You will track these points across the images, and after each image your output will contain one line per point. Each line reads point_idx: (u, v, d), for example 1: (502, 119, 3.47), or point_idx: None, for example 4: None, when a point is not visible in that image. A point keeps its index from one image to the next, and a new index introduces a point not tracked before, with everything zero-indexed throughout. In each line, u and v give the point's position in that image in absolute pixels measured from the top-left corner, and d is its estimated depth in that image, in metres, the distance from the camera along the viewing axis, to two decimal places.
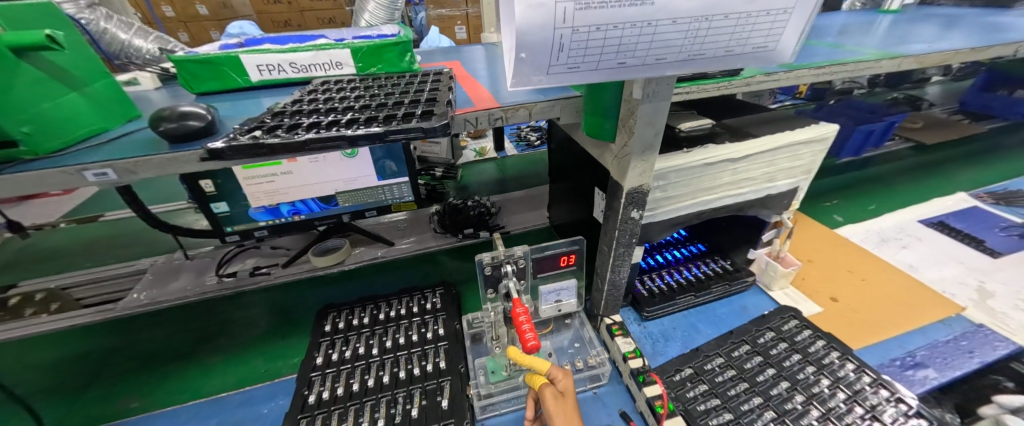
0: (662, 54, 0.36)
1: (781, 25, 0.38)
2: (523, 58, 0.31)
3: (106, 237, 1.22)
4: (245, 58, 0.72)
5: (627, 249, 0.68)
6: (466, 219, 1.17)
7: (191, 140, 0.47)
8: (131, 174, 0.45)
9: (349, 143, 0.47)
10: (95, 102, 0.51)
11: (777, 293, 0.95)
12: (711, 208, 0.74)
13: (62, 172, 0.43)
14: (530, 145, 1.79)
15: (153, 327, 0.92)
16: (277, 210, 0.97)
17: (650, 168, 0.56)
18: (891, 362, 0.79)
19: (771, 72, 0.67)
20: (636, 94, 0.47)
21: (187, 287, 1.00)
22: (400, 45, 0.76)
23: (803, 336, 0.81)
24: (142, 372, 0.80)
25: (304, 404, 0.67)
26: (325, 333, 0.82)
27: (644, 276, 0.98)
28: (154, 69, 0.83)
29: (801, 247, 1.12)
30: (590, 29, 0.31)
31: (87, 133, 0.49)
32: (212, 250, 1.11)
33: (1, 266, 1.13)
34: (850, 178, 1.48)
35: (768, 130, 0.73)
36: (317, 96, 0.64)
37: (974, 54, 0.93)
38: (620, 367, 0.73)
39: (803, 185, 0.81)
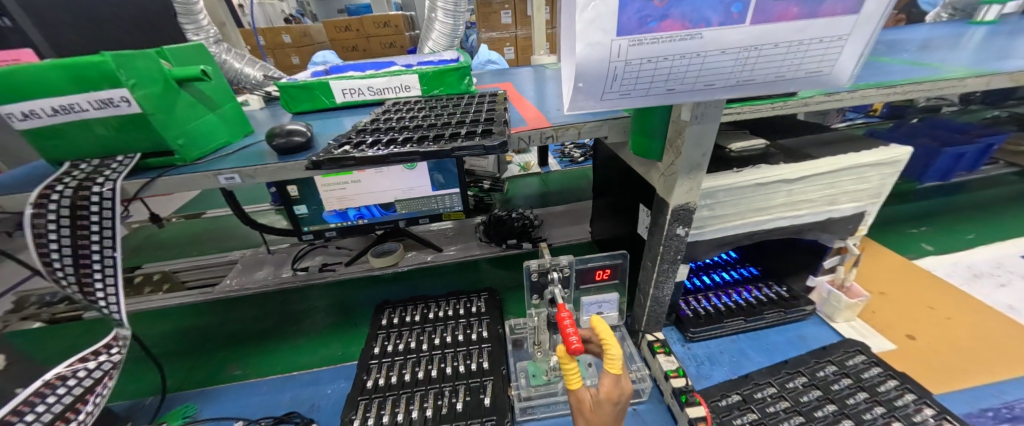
0: (711, 81, 0.38)
1: (837, 51, 0.38)
2: (580, 87, 0.35)
3: (207, 231, 1.44)
4: (333, 83, 0.84)
5: (671, 265, 0.68)
6: (508, 230, 1.22)
7: (296, 152, 0.57)
8: (251, 178, 0.55)
9: (420, 157, 0.54)
10: (226, 121, 0.63)
11: (841, 324, 0.88)
12: (764, 229, 0.72)
13: (203, 175, 0.54)
14: (574, 161, 1.82)
15: (236, 310, 1.06)
16: (345, 214, 1.09)
17: (697, 186, 0.57)
18: (983, 412, 0.69)
19: (833, 92, 0.65)
20: (684, 116, 0.49)
21: (268, 276, 1.14)
22: (460, 70, 0.84)
23: (871, 373, 0.74)
24: (231, 348, 0.93)
25: (363, 388, 0.74)
26: (381, 326, 0.90)
27: (689, 296, 0.96)
28: (260, 92, 0.99)
29: (871, 277, 1.03)
30: (642, 61, 0.34)
31: (219, 144, 0.61)
32: (289, 247, 1.27)
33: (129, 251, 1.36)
34: (934, 205, 1.34)
35: (829, 151, 0.70)
36: (391, 116, 0.73)
37: None
38: (662, 385, 0.73)
39: (870, 210, 0.76)
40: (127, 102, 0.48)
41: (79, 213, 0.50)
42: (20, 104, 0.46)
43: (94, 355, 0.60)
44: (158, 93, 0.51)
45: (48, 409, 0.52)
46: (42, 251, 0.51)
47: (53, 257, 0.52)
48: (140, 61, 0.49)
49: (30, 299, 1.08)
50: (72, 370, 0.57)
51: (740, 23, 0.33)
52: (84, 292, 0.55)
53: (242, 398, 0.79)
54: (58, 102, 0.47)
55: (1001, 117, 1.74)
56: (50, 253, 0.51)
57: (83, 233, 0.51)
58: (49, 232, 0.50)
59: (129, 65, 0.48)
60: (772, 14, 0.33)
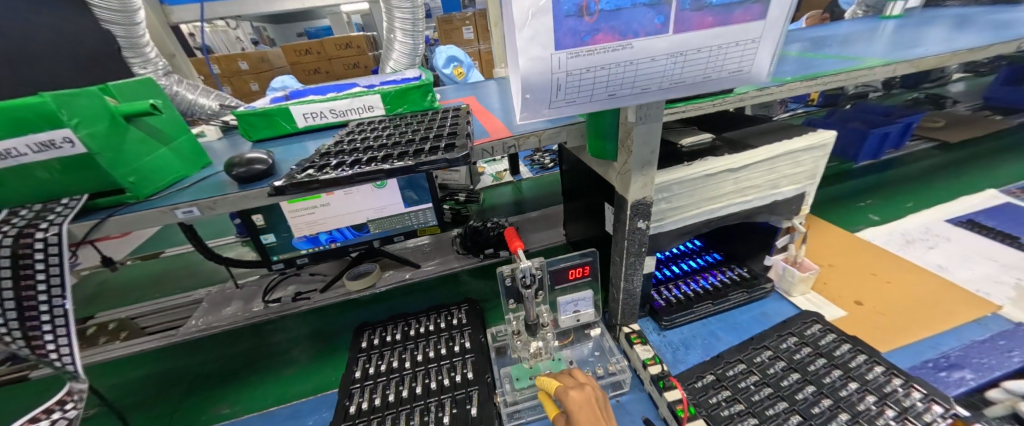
0: (646, 85, 0.41)
1: (752, 52, 0.42)
2: (528, 98, 0.38)
3: (168, 271, 1.37)
4: (293, 108, 0.83)
5: (638, 258, 0.72)
6: (486, 240, 1.22)
7: (257, 180, 0.57)
8: (211, 210, 0.55)
9: (387, 174, 0.55)
10: (179, 154, 0.62)
11: (798, 298, 0.94)
12: (718, 216, 0.77)
13: (159, 211, 0.53)
14: (544, 167, 1.87)
15: (204, 352, 1.01)
16: (316, 239, 1.07)
17: (651, 181, 0.61)
18: (924, 364, 0.77)
19: (764, 87, 0.72)
20: (630, 117, 0.53)
21: (238, 312, 1.10)
22: (422, 87, 0.86)
23: (827, 340, 0.80)
24: (202, 391, 0.89)
25: (347, 414, 0.72)
26: (361, 349, 0.89)
27: (660, 286, 1.00)
28: (217, 122, 0.97)
29: (821, 251, 1.12)
30: (581, 71, 0.38)
31: (175, 179, 0.60)
32: (259, 279, 1.23)
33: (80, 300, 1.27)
34: (871, 181, 1.47)
35: (768, 140, 0.77)
36: (354, 137, 0.74)
37: (975, 54, 0.95)
38: (641, 374, 0.76)
39: (810, 190, 0.83)
40: (71, 143, 0.47)
41: (22, 262, 0.47)
42: None
43: (50, 412, 0.56)
44: (104, 131, 0.50)
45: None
46: None
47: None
48: (85, 99, 0.48)
49: None
50: None
51: (665, 32, 0.37)
52: (32, 348, 0.51)
53: None
54: None
55: (920, 99, 1.93)
56: None
57: (27, 283, 0.49)
58: None
59: (72, 104, 0.46)
60: (691, 23, 0.37)
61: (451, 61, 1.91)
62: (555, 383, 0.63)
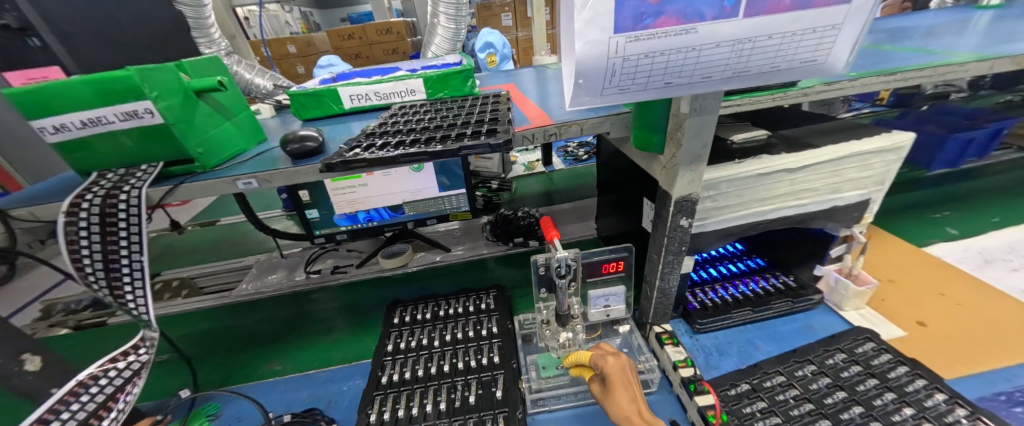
0: (707, 73, 0.39)
1: (829, 40, 0.38)
2: (581, 83, 0.37)
3: (222, 237, 1.48)
4: (341, 90, 0.86)
5: (676, 257, 0.69)
6: (515, 229, 1.24)
7: (309, 157, 0.60)
8: (268, 183, 0.58)
9: (429, 157, 0.55)
10: (241, 129, 0.66)
11: (849, 312, 0.87)
12: (768, 219, 0.72)
13: (223, 181, 0.56)
14: (578, 159, 1.83)
15: (254, 314, 1.10)
16: (355, 217, 1.11)
17: (699, 178, 0.58)
18: (994, 396, 0.69)
19: (833, 81, 0.65)
20: (683, 109, 0.50)
21: (282, 280, 1.18)
22: (463, 73, 0.87)
23: (881, 360, 0.74)
24: (250, 349, 0.96)
25: (379, 384, 0.76)
26: (393, 324, 0.93)
27: (695, 288, 0.96)
28: (271, 101, 1.03)
29: (880, 265, 1.03)
30: (639, 57, 0.36)
31: (236, 152, 0.64)
32: (302, 251, 1.30)
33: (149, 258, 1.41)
34: (945, 192, 1.32)
35: (831, 140, 0.71)
36: (397, 119, 0.75)
37: None
38: (671, 375, 0.73)
39: (875, 197, 0.76)
40: (151, 114, 0.51)
41: (108, 219, 0.52)
42: (49, 119, 0.49)
43: (125, 355, 0.63)
44: (179, 105, 0.53)
45: (73, 416, 0.54)
46: (74, 258, 0.53)
47: (84, 263, 0.54)
48: (162, 74, 0.51)
49: (56, 307, 1.12)
50: (103, 370, 0.60)
51: (734, 16, 0.34)
52: (114, 295, 0.56)
53: (263, 395, 0.82)
54: (86, 116, 0.50)
55: (1014, 101, 1.70)
56: (82, 259, 0.54)
57: (111, 239, 0.54)
58: (81, 239, 0.52)
59: (152, 79, 0.50)
60: (765, 7, 0.34)
61: (486, 47, 1.91)
62: (588, 350, 0.65)
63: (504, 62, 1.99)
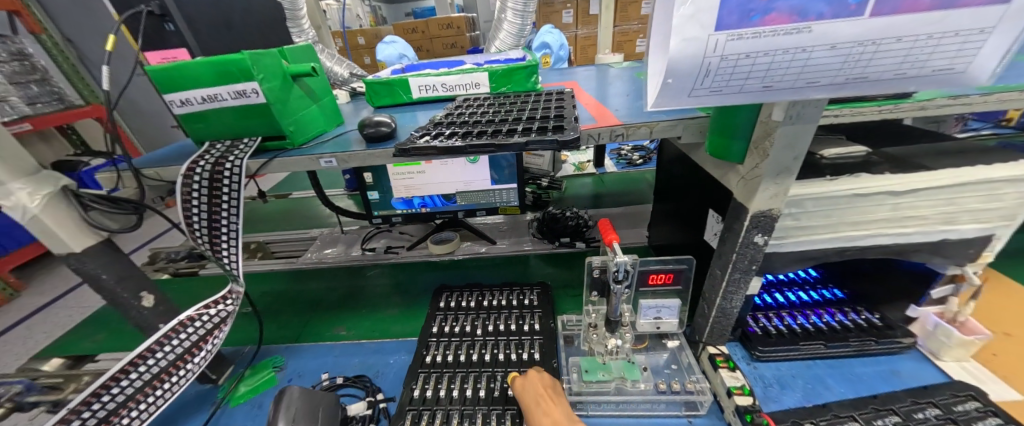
0: (815, 77, 0.35)
1: (976, 46, 0.33)
2: (670, 83, 0.34)
3: (293, 209, 1.63)
4: (412, 80, 0.90)
5: (743, 276, 0.64)
6: (562, 228, 1.23)
7: (383, 141, 0.63)
8: (345, 163, 0.62)
9: (496, 149, 0.56)
10: (325, 112, 0.71)
11: (948, 363, 0.75)
12: (858, 246, 0.65)
13: (308, 158, 0.61)
14: (632, 163, 1.76)
15: (315, 281, 1.20)
16: (411, 202, 1.16)
17: (784, 192, 0.53)
18: None
19: (962, 94, 0.56)
20: (775, 116, 0.46)
21: (341, 254, 1.27)
22: (528, 68, 0.87)
23: (987, 423, 0.63)
24: (311, 314, 1.05)
25: (423, 362, 0.79)
26: (439, 308, 0.96)
27: (758, 312, 0.88)
28: (346, 88, 1.10)
29: (991, 313, 0.87)
30: (739, 57, 0.33)
31: (318, 133, 0.69)
32: (359, 229, 1.39)
33: None
34: None
35: (950, 162, 0.61)
36: (463, 111, 0.77)
37: None
38: (723, 401, 0.68)
39: (1000, 233, 0.65)
40: (256, 93, 0.57)
41: (215, 185, 0.59)
42: (177, 94, 0.56)
43: (216, 303, 0.70)
44: (278, 87, 0.59)
45: (163, 357, 0.63)
46: (187, 214, 0.61)
47: (193, 219, 0.61)
48: (267, 58, 0.57)
49: (161, 254, 1.29)
50: (198, 314, 0.67)
51: (860, 15, 0.30)
52: (212, 251, 0.64)
53: (320, 356, 0.89)
54: (205, 92, 0.57)
55: None
56: (192, 216, 0.61)
57: (215, 202, 0.60)
58: (193, 200, 0.60)
59: (259, 62, 0.55)
60: (898, 5, 0.30)
61: (542, 47, 1.87)
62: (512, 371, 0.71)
63: (557, 63, 1.94)
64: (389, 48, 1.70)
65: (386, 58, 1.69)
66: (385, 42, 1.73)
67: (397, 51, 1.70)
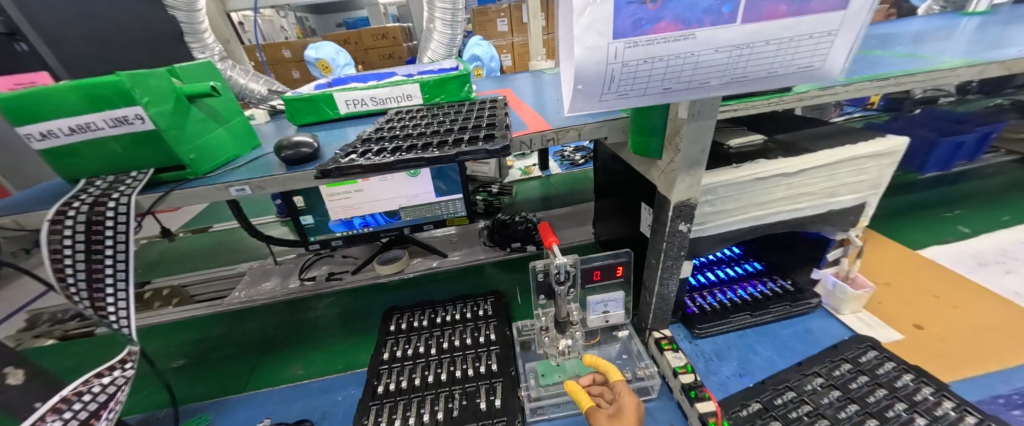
0: (705, 78, 0.39)
1: (826, 46, 0.38)
2: (580, 89, 0.36)
3: (217, 244, 1.47)
4: (336, 95, 0.85)
5: (675, 262, 0.69)
6: (513, 233, 1.23)
7: (304, 162, 0.59)
8: (261, 189, 0.57)
9: (427, 163, 0.55)
10: (235, 133, 0.65)
11: (847, 316, 0.87)
12: (765, 223, 0.73)
13: (215, 188, 0.55)
14: (575, 163, 1.83)
15: (245, 321, 1.09)
16: (351, 223, 1.10)
17: (698, 182, 0.58)
18: (993, 399, 0.67)
19: (829, 86, 0.65)
20: (682, 114, 0.50)
21: (276, 287, 1.17)
22: (460, 78, 0.86)
23: (885, 368, 0.72)
24: (241, 360, 0.95)
25: (375, 393, 0.75)
26: (390, 332, 0.92)
27: (694, 293, 0.96)
28: (265, 107, 1.01)
29: (873, 267, 1.01)
30: (638, 63, 0.36)
31: (228, 158, 0.63)
32: (296, 257, 1.29)
33: (149, 264, 1.39)
34: (952, 191, 1.29)
35: (827, 144, 0.72)
36: (394, 124, 0.74)
37: None
38: (671, 381, 0.72)
39: (871, 201, 0.77)
40: (141, 120, 0.50)
41: (95, 227, 0.51)
42: (36, 125, 0.48)
43: (111, 370, 0.61)
44: (170, 111, 0.53)
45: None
46: (56, 268, 0.51)
47: (66, 273, 0.52)
48: (154, 80, 0.50)
49: (42, 316, 1.12)
50: (86, 386, 0.57)
51: (732, 22, 0.34)
52: (94, 308, 0.55)
53: (257, 405, 0.81)
54: (75, 121, 0.49)
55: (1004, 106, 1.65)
56: (65, 269, 0.52)
57: (97, 247, 0.52)
58: (65, 249, 0.51)
59: (144, 85, 0.49)
60: (762, 13, 0.34)
61: (472, 60, 1.88)
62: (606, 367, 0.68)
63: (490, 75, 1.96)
64: (323, 48, 1.60)
65: (326, 56, 1.60)
66: (313, 46, 1.61)
67: (334, 48, 1.63)
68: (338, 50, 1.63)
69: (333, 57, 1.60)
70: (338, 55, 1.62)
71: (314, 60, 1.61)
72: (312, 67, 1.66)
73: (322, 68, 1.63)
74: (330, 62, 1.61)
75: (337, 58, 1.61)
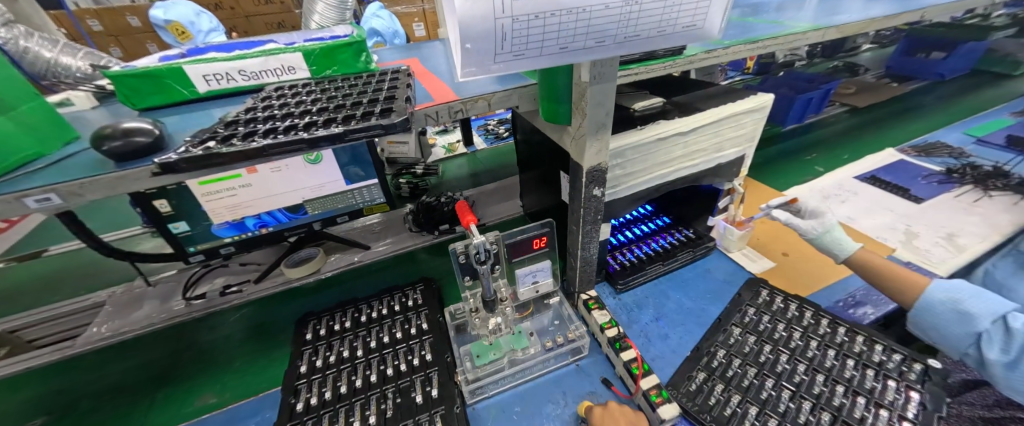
0: (600, 37, 0.38)
1: (706, 3, 0.39)
2: (469, 48, 0.33)
3: (62, 271, 1.17)
4: (190, 69, 0.69)
5: (593, 226, 0.71)
6: (440, 216, 1.15)
7: (141, 156, 0.47)
8: (77, 196, 0.44)
9: (309, 146, 0.47)
10: (26, 127, 0.49)
11: (736, 253, 1.01)
12: (669, 181, 0.78)
13: (2, 201, 0.41)
14: (498, 137, 1.80)
15: (117, 361, 0.90)
16: (242, 225, 0.94)
17: (606, 146, 0.59)
18: (836, 304, 0.84)
19: (712, 49, 0.70)
20: (584, 76, 0.50)
21: (154, 314, 0.94)
22: (353, 45, 0.75)
23: (778, 304, 0.82)
24: (115, 409, 0.79)
25: (293, 412, 0.67)
26: (306, 341, 0.82)
27: (615, 252, 1.02)
28: (89, 87, 0.79)
29: (754, 209, 1.17)
30: (529, 17, 0.33)
31: (23, 159, 0.48)
32: (176, 273, 1.06)
33: None
34: (807, 140, 1.54)
35: (713, 103, 0.78)
36: (272, 102, 0.63)
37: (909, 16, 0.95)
38: (599, 337, 0.77)
39: (749, 152, 0.87)
40: None
41: None
42: None
43: None
44: None
45: None
46: None
47: None
48: None
49: None
50: None
51: None
52: None
53: None
54: None
55: (839, 66, 2.00)
56: None
57: None
58: None
59: None
60: None
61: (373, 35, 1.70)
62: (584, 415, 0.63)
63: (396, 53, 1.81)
64: (176, 8, 1.32)
65: (180, 16, 1.31)
66: (162, 5, 1.32)
67: (193, 8, 1.36)
68: (199, 12, 1.37)
69: (191, 19, 1.34)
70: (199, 18, 1.36)
71: (163, 22, 1.31)
72: (161, 31, 1.34)
73: (175, 32, 1.33)
74: (187, 25, 1.33)
75: (198, 22, 1.35)
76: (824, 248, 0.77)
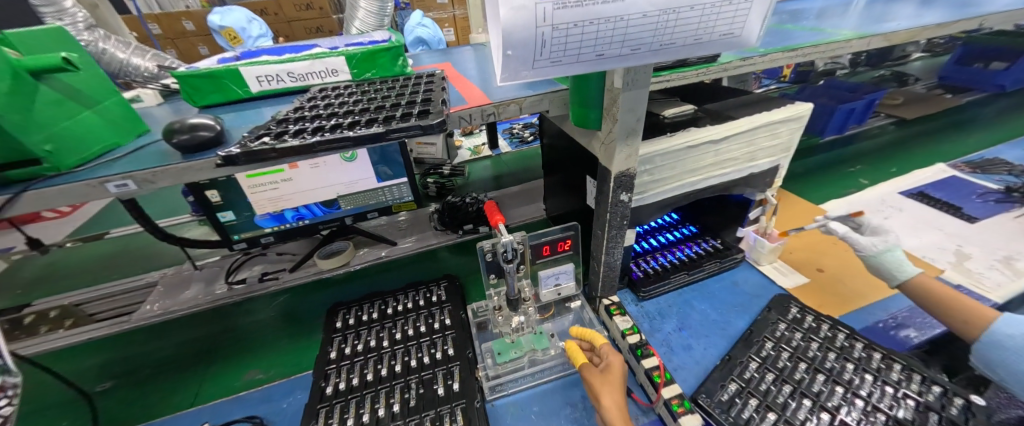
0: (636, 45, 0.39)
1: (744, 12, 0.39)
2: (510, 55, 0.35)
3: (119, 253, 1.27)
4: (245, 70, 0.75)
5: (619, 231, 0.72)
6: (464, 216, 1.17)
7: (204, 149, 0.51)
8: (150, 183, 0.49)
9: (354, 144, 0.50)
10: (107, 120, 0.55)
11: (766, 267, 0.98)
12: (697, 189, 0.78)
13: (87, 185, 0.47)
14: (523, 141, 1.82)
15: (165, 337, 0.97)
16: (282, 217, 0.99)
17: (635, 152, 0.59)
18: (874, 325, 0.80)
19: (748, 57, 0.69)
20: (617, 83, 0.50)
21: (200, 295, 1.01)
22: (392, 50, 0.79)
23: (810, 322, 0.79)
24: (162, 380, 0.85)
25: (323, 395, 0.71)
26: (337, 329, 0.86)
27: (638, 259, 1.01)
28: (155, 86, 0.87)
29: (786, 221, 1.13)
30: (569, 25, 0.34)
31: (104, 148, 0.53)
32: (220, 259, 1.14)
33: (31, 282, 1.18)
34: (847, 152, 1.47)
35: (747, 112, 0.77)
36: (317, 102, 0.67)
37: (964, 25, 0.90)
38: (620, 343, 0.77)
39: (783, 162, 0.85)
40: None
41: None
42: None
43: None
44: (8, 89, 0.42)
45: None
46: None
47: None
48: None
49: None
50: None
51: None
52: None
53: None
54: None
55: (885, 75, 1.90)
56: None
57: None
58: None
59: None
60: None
61: (417, 43, 1.76)
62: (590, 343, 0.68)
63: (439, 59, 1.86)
64: (230, 15, 1.42)
65: (233, 23, 1.41)
66: (219, 11, 1.43)
67: (246, 15, 1.45)
68: (251, 19, 1.46)
69: (242, 25, 1.43)
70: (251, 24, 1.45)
71: (219, 27, 1.41)
72: (217, 35, 1.45)
73: (228, 38, 1.43)
74: (239, 31, 1.43)
75: (248, 28, 1.44)
76: (880, 267, 0.73)
